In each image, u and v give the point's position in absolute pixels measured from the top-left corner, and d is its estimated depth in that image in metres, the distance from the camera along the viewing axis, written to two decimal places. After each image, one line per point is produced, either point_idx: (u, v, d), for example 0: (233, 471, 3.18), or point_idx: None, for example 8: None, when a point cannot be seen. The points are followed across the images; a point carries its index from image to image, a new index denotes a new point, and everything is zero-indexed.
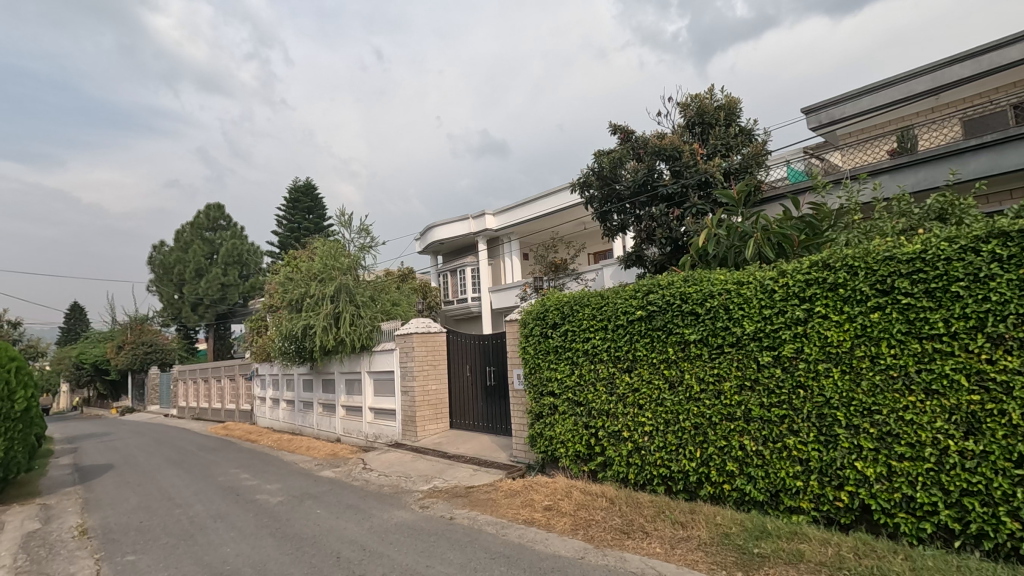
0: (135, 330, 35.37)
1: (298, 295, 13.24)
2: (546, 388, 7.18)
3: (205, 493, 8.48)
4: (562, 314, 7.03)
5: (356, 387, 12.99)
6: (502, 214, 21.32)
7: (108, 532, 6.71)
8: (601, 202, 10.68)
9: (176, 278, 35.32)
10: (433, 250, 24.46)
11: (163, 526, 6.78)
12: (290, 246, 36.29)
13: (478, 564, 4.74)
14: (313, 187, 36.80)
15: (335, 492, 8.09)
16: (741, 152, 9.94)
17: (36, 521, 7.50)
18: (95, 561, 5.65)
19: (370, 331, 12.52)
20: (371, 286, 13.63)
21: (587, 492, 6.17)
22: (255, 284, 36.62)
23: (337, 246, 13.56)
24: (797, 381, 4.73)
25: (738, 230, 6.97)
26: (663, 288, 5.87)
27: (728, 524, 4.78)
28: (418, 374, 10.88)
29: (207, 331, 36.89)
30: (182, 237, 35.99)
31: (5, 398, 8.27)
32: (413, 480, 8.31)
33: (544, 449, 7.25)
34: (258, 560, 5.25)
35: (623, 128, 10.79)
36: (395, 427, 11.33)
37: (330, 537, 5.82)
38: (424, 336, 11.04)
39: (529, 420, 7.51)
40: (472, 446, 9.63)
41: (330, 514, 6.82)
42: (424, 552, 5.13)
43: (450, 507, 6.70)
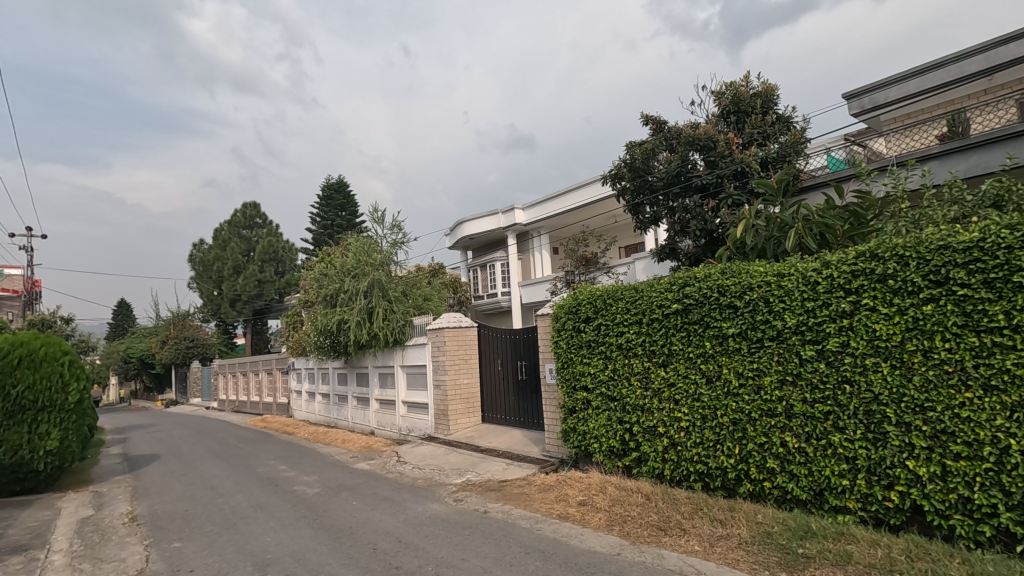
0: (177, 325, 36.69)
1: (333, 291, 13.47)
2: (579, 383, 7.12)
3: (245, 484, 8.72)
4: (595, 308, 6.95)
5: (389, 381, 13.16)
6: (532, 207, 21.21)
7: (155, 520, 6.97)
8: (634, 193, 10.49)
9: (215, 275, 36.42)
10: (463, 244, 24.53)
11: (207, 515, 6.99)
12: (323, 242, 36.98)
13: (513, 558, 4.73)
14: (345, 184, 37.40)
15: (370, 484, 8.21)
16: (778, 140, 9.62)
17: (89, 507, 7.85)
18: (144, 547, 5.87)
19: (402, 326, 12.73)
20: (403, 281, 13.77)
21: (622, 488, 6.10)
22: (290, 281, 37.46)
23: (369, 242, 13.74)
24: (843, 376, 4.55)
25: (777, 220, 6.77)
26: (700, 280, 5.74)
27: (770, 523, 4.64)
28: (450, 368, 10.95)
29: (245, 326, 37.99)
30: (221, 235, 37.06)
31: (59, 390, 8.66)
32: (446, 473, 8.38)
33: (577, 445, 7.20)
34: (297, 550, 5.36)
35: (655, 119, 10.58)
36: (428, 421, 11.45)
37: (366, 529, 5.90)
38: (455, 330, 11.09)
39: (562, 415, 7.46)
40: (504, 440, 9.64)
41: (366, 505, 6.92)
42: (459, 546, 5.15)
43: (483, 500, 6.73)
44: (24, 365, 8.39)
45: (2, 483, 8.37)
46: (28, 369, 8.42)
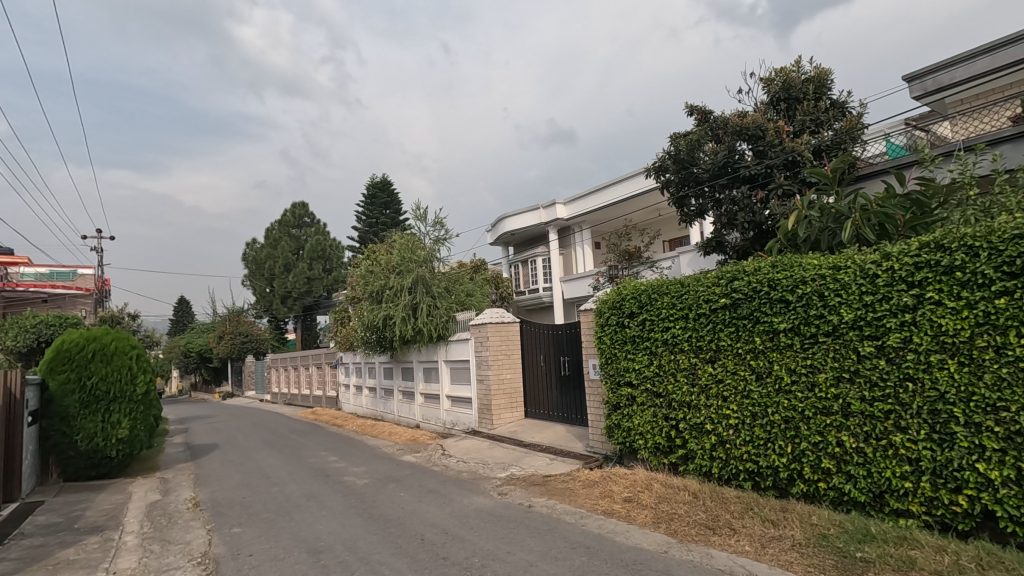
0: (233, 321, 38.40)
1: (378, 287, 13.79)
2: (623, 379, 7.05)
3: (298, 474, 9.07)
4: (639, 302, 6.85)
5: (433, 375, 13.38)
6: (573, 202, 21.05)
7: (216, 505, 7.35)
8: (678, 186, 10.25)
9: (267, 273, 37.89)
10: (505, 241, 24.64)
11: (263, 502, 7.32)
12: (369, 240, 37.88)
13: (559, 552, 4.74)
14: (389, 183, 38.17)
15: (416, 476, 8.39)
16: (832, 127, 9.20)
17: (156, 492, 8.35)
18: (207, 531, 6.20)
19: (446, 322, 12.90)
20: (446, 278, 13.95)
21: (669, 485, 6.01)
22: (337, 278, 38.53)
23: (413, 239, 13.99)
24: (905, 374, 4.34)
25: (832, 211, 6.50)
26: (749, 274, 5.57)
27: (826, 525, 4.48)
28: (494, 363, 11.04)
29: (295, 322, 39.35)
30: (272, 235, 38.48)
31: (129, 381, 9.23)
32: (490, 467, 8.47)
33: (621, 441, 7.14)
34: (348, 539, 5.54)
35: (700, 108, 10.30)
36: (472, 415, 11.57)
37: (414, 520, 6.04)
38: (498, 326, 11.15)
39: (606, 411, 7.41)
40: (548, 435, 9.66)
41: (413, 497, 7.08)
42: (504, 539, 5.20)
43: (528, 494, 6.76)
44: (97, 359, 9.00)
45: (80, 467, 9.02)
46: (101, 363, 9.03)
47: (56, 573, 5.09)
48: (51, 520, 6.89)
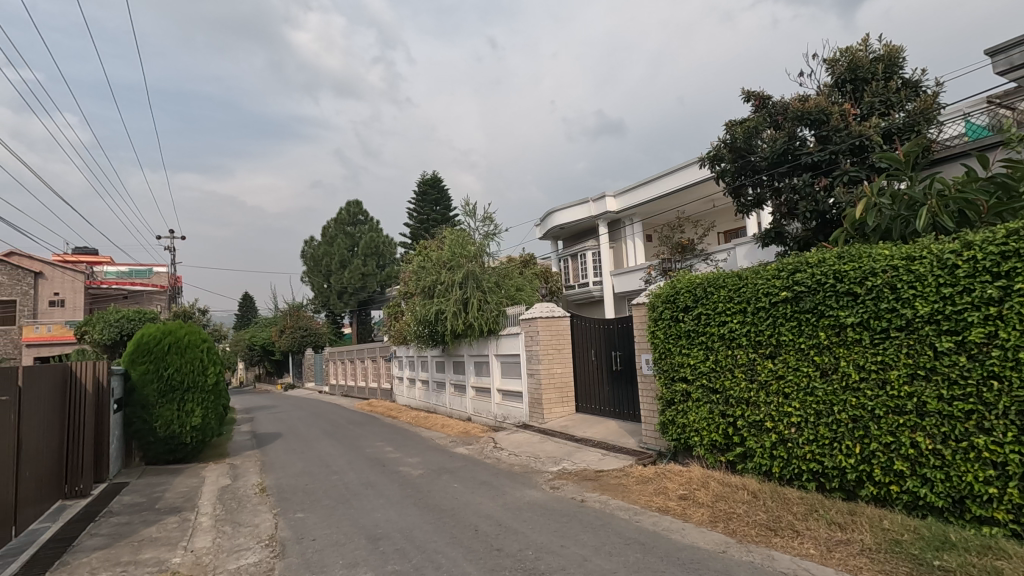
0: (293, 315, 40.18)
1: (430, 283, 14.05)
2: (678, 374, 6.90)
3: (356, 463, 9.40)
4: (694, 296, 6.69)
5: (484, 369, 13.52)
6: (624, 194, 20.68)
7: (281, 491, 7.73)
8: (734, 175, 9.89)
9: (325, 269, 39.34)
10: (554, 235, 24.53)
11: (324, 489, 7.64)
12: (420, 236, 38.62)
13: (613, 548, 4.71)
14: (439, 180, 38.75)
15: (469, 468, 8.53)
16: (904, 109, 8.62)
17: (227, 477, 8.86)
18: (273, 515, 6.53)
19: (496, 316, 13.00)
20: (496, 272, 14.04)
21: (726, 484, 5.84)
22: (390, 274, 39.48)
23: (463, 235, 14.16)
24: (989, 371, 4.05)
25: (905, 198, 6.12)
26: (812, 265, 5.31)
27: (899, 531, 4.24)
28: (544, 358, 11.04)
29: (351, 317, 40.65)
30: (329, 232, 39.91)
31: (200, 372, 9.79)
32: (542, 461, 8.49)
33: (676, 437, 7.00)
34: (405, 527, 5.70)
35: (758, 94, 9.89)
36: (523, 409, 11.63)
37: (468, 511, 6.14)
38: (548, 320, 11.14)
39: (659, 407, 7.28)
40: (599, 430, 9.59)
41: (466, 488, 7.20)
42: (557, 532, 5.20)
43: (580, 489, 6.74)
44: (173, 351, 9.58)
45: (159, 452, 9.69)
46: (176, 355, 9.62)
47: (141, 549, 5.50)
48: (135, 499, 7.45)
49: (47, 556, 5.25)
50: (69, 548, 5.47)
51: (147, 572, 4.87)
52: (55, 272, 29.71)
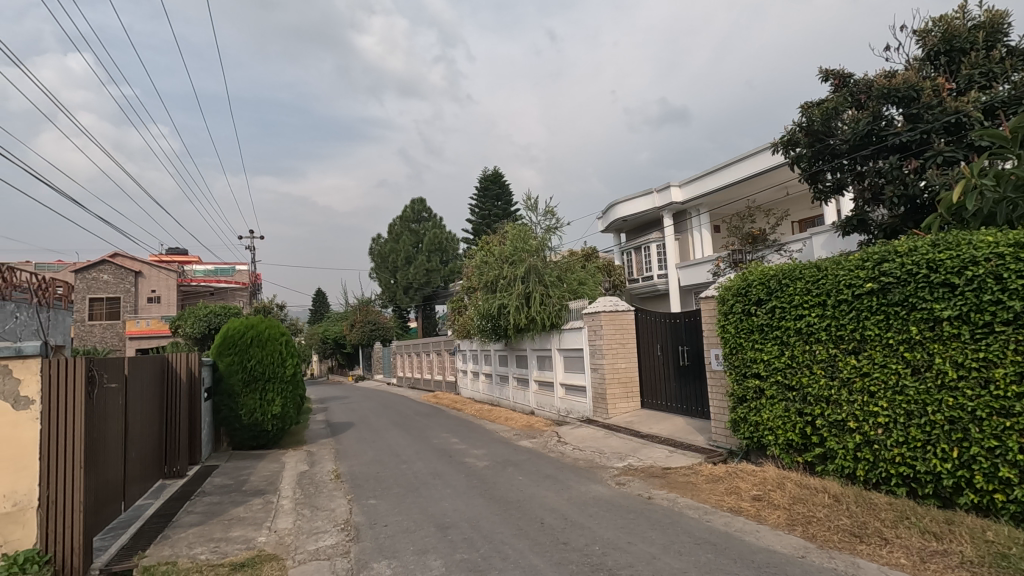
0: (362, 310, 41.83)
1: (493, 277, 14.18)
2: (750, 370, 6.61)
3: (424, 453, 9.67)
4: (768, 289, 6.37)
5: (547, 363, 13.53)
6: (690, 184, 19.99)
7: (354, 478, 8.09)
8: (811, 160, 9.30)
9: (391, 265, 40.62)
10: (616, 227, 24.12)
11: (394, 478, 7.92)
12: (482, 232, 39.08)
13: (682, 547, 4.60)
14: (501, 175, 39.01)
15: (533, 461, 8.58)
16: (1010, 80, 7.80)
17: (305, 463, 9.37)
18: (348, 501, 6.84)
19: (559, 310, 12.96)
20: (558, 266, 13.98)
21: (804, 486, 5.55)
22: (453, 269, 40.22)
23: (525, 229, 14.22)
24: None
25: (1012, 178, 5.54)
26: (902, 255, 4.93)
27: (1006, 544, 3.88)
28: (608, 352, 10.90)
29: (417, 312, 41.79)
30: (394, 230, 41.15)
31: (280, 364, 10.40)
32: (607, 456, 8.40)
33: (749, 435, 6.72)
34: (472, 517, 5.81)
35: (837, 73, 9.27)
36: (586, 404, 11.55)
37: (533, 503, 6.19)
38: (612, 315, 10.96)
39: (730, 404, 7.01)
40: (666, 427, 9.36)
41: (531, 481, 7.25)
42: (624, 529, 5.14)
43: (647, 486, 6.62)
44: (255, 344, 10.22)
45: (244, 438, 10.39)
46: (258, 347, 10.26)
47: (231, 527, 5.93)
48: (224, 481, 8.04)
49: (152, 529, 5.78)
50: (170, 523, 5.99)
51: (237, 549, 5.24)
52: (151, 271, 32.42)
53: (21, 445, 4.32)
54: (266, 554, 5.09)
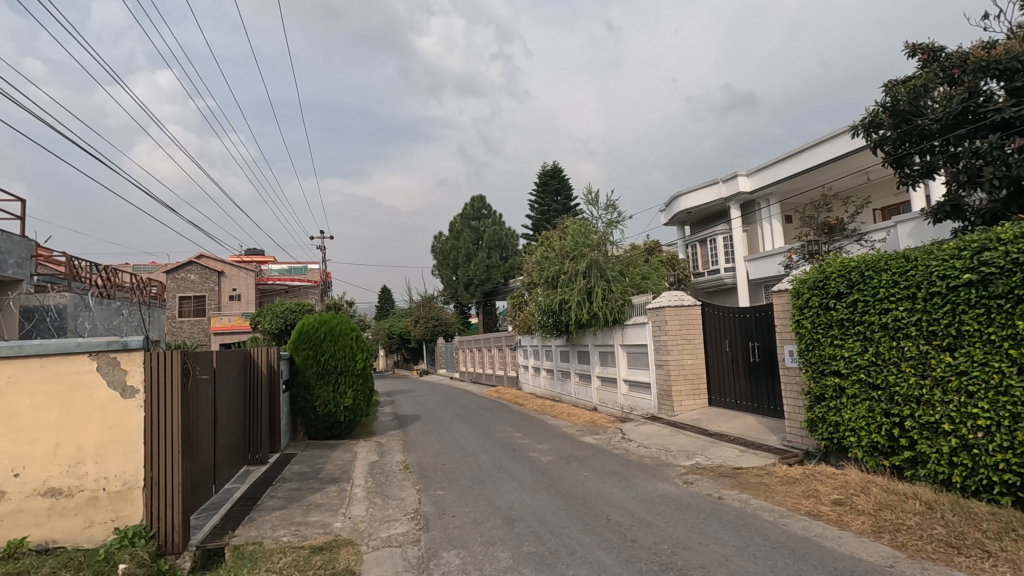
0: (425, 307, 42.94)
1: (554, 273, 14.15)
2: (828, 367, 6.26)
3: (488, 447, 9.82)
4: (849, 281, 6.01)
5: (610, 359, 13.38)
6: (758, 172, 19.06)
7: (422, 469, 8.34)
8: (897, 143, 8.64)
9: (452, 262, 41.42)
10: (680, 220, 23.43)
11: (461, 470, 8.09)
12: (542, 228, 39.06)
13: (758, 550, 4.43)
14: (560, 169, 38.85)
15: (598, 457, 8.52)
16: None
17: (375, 454, 9.75)
18: (417, 491, 7.06)
19: (621, 305, 12.73)
20: (620, 260, 13.77)
21: (892, 491, 5.20)
22: (513, 265, 40.53)
23: (586, 223, 14.11)
24: None
25: None
26: (1006, 243, 4.51)
27: None
28: (673, 348, 10.61)
29: (478, 307, 42.32)
30: (454, 227, 41.85)
31: (350, 358, 10.86)
32: (674, 454, 8.22)
33: (828, 436, 6.37)
34: (538, 511, 5.85)
35: (926, 48, 8.60)
36: (651, 400, 11.31)
37: (600, 500, 6.14)
38: (677, 310, 10.68)
39: (807, 403, 6.67)
40: (736, 426, 9.02)
41: (596, 477, 7.20)
42: (694, 528, 5.02)
43: (717, 486, 6.41)
44: (328, 339, 10.72)
45: (319, 428, 10.95)
46: (331, 341, 10.74)
47: (310, 512, 6.27)
48: (302, 469, 8.51)
49: (239, 512, 6.20)
50: (255, 506, 6.41)
51: (315, 533, 5.53)
52: (232, 271, 34.65)
53: (128, 430, 4.77)
54: (342, 539, 5.33)
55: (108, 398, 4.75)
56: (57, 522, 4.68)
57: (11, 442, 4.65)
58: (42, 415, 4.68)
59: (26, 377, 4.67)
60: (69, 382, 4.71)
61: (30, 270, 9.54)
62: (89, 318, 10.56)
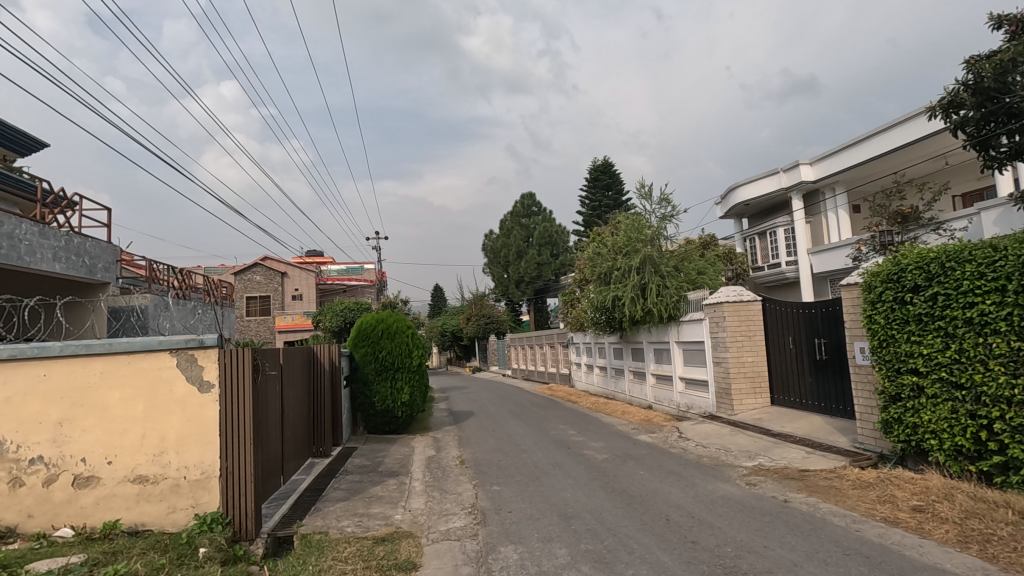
0: (477, 304, 43.46)
1: (606, 269, 13.96)
2: (905, 366, 5.87)
3: (542, 443, 9.83)
4: (928, 273, 5.62)
5: (665, 356, 13.09)
6: (822, 161, 18.12)
7: (478, 465, 8.44)
8: (980, 123, 7.98)
9: (503, 260, 41.72)
10: (737, 212, 22.63)
11: (516, 466, 8.13)
12: (593, 224, 38.65)
13: (829, 556, 4.22)
14: (611, 164, 38.29)
15: (654, 456, 8.36)
16: None
17: (432, 449, 9.95)
18: (474, 486, 7.16)
19: (677, 301, 12.45)
20: (674, 255, 13.47)
21: (981, 499, 4.84)
22: (564, 262, 40.35)
23: (639, 218, 13.84)
24: None
25: None
26: None
27: None
28: (732, 346, 10.24)
29: (529, 305, 42.45)
30: (505, 225, 42.02)
31: (407, 355, 11.11)
32: (735, 455, 7.96)
33: (904, 439, 6.00)
34: (595, 509, 5.80)
35: (1014, 18, 7.90)
36: (709, 399, 10.99)
37: (658, 499, 6.03)
38: (736, 305, 10.32)
39: (880, 402, 6.30)
40: (802, 426, 8.65)
41: (654, 477, 7.07)
42: (759, 532, 4.84)
43: (782, 488, 6.16)
44: (385, 336, 11.02)
45: (378, 423, 11.29)
46: (388, 339, 11.04)
47: (372, 504, 6.48)
48: (363, 462, 8.81)
49: (306, 501, 6.50)
50: (320, 497, 6.69)
51: (378, 525, 5.71)
52: (294, 271, 36.22)
53: (205, 422, 5.08)
54: (403, 531, 5.48)
55: (187, 391, 5.07)
56: (144, 507, 5.04)
57: (104, 432, 5.04)
58: (131, 408, 5.05)
59: (115, 372, 5.05)
60: (152, 377, 5.06)
61: (116, 273, 10.30)
62: (168, 318, 11.30)
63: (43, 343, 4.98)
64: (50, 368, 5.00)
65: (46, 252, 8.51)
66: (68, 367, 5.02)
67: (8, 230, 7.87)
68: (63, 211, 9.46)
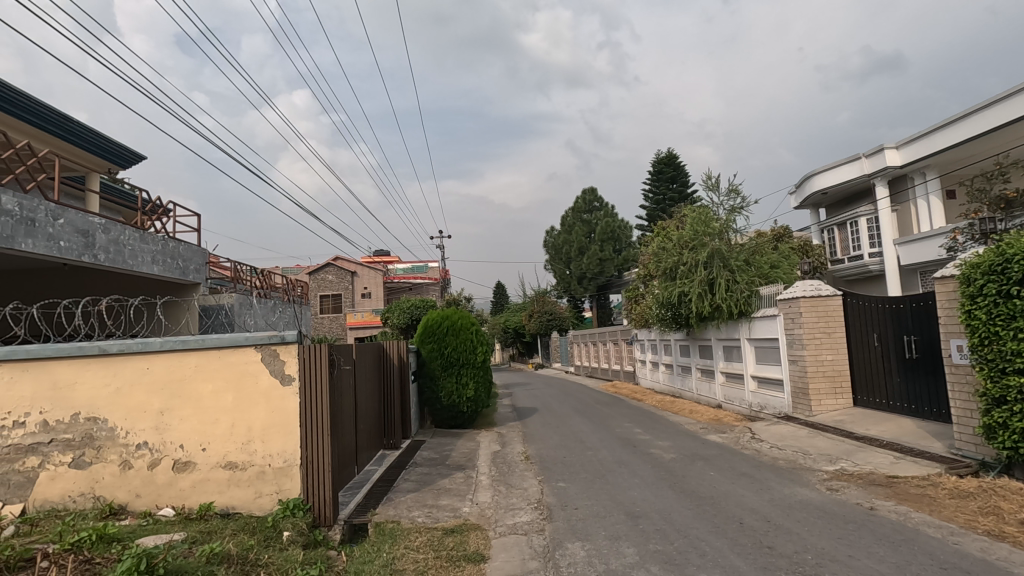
0: (539, 301, 43.52)
1: (671, 264, 13.56)
2: (1011, 366, 5.35)
3: (607, 441, 9.72)
4: None
5: (735, 354, 12.60)
6: (911, 144, 16.78)
7: (543, 461, 8.46)
8: None
9: (565, 256, 41.54)
10: (814, 202, 21.38)
11: (581, 463, 8.10)
12: (657, 218, 37.71)
13: (923, 570, 3.93)
14: (676, 155, 37.16)
15: (725, 457, 8.07)
16: None
17: (496, 444, 10.08)
18: (539, 481, 7.20)
19: (747, 297, 11.95)
20: (745, 249, 12.92)
21: None
22: (627, 257, 39.60)
23: (705, 211, 13.38)
24: None
25: None
26: None
27: None
28: (810, 343, 9.69)
29: (591, 302, 42.05)
30: (567, 221, 41.80)
31: (471, 351, 11.32)
32: (814, 458, 7.55)
33: (1010, 446, 5.48)
34: (663, 509, 5.69)
35: None
36: (784, 399, 10.47)
37: (730, 502, 5.82)
38: (814, 300, 9.77)
39: (982, 405, 5.78)
40: (889, 429, 8.07)
41: (725, 478, 6.83)
42: (842, 540, 4.58)
43: (868, 495, 5.78)
44: (450, 333, 11.26)
45: (444, 417, 11.55)
46: (453, 336, 11.27)
47: (441, 496, 6.66)
48: (431, 455, 9.05)
49: (379, 491, 6.79)
50: (392, 488, 6.96)
51: (446, 516, 5.86)
52: (364, 271, 37.65)
53: (287, 414, 5.40)
54: (471, 524, 5.60)
55: (271, 384, 5.40)
56: (234, 491, 5.42)
57: (199, 421, 5.46)
58: (221, 399, 5.45)
59: (208, 366, 5.46)
60: (239, 370, 5.44)
61: (205, 274, 11.12)
62: (252, 316, 12.09)
63: (146, 340, 5.46)
64: (152, 362, 5.47)
65: (146, 255, 9.31)
66: (167, 361, 5.47)
67: (115, 236, 8.68)
68: (159, 218, 10.30)
